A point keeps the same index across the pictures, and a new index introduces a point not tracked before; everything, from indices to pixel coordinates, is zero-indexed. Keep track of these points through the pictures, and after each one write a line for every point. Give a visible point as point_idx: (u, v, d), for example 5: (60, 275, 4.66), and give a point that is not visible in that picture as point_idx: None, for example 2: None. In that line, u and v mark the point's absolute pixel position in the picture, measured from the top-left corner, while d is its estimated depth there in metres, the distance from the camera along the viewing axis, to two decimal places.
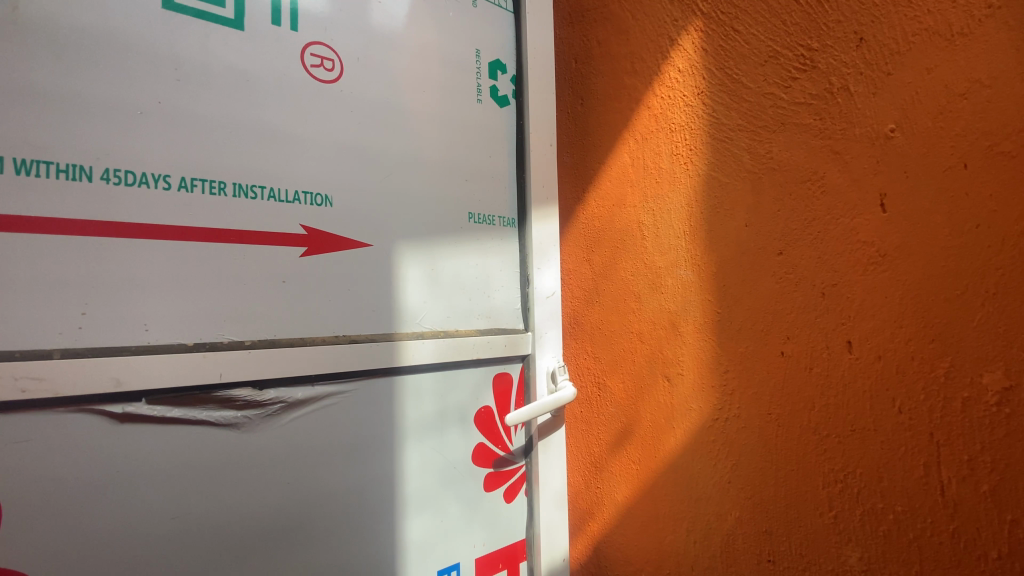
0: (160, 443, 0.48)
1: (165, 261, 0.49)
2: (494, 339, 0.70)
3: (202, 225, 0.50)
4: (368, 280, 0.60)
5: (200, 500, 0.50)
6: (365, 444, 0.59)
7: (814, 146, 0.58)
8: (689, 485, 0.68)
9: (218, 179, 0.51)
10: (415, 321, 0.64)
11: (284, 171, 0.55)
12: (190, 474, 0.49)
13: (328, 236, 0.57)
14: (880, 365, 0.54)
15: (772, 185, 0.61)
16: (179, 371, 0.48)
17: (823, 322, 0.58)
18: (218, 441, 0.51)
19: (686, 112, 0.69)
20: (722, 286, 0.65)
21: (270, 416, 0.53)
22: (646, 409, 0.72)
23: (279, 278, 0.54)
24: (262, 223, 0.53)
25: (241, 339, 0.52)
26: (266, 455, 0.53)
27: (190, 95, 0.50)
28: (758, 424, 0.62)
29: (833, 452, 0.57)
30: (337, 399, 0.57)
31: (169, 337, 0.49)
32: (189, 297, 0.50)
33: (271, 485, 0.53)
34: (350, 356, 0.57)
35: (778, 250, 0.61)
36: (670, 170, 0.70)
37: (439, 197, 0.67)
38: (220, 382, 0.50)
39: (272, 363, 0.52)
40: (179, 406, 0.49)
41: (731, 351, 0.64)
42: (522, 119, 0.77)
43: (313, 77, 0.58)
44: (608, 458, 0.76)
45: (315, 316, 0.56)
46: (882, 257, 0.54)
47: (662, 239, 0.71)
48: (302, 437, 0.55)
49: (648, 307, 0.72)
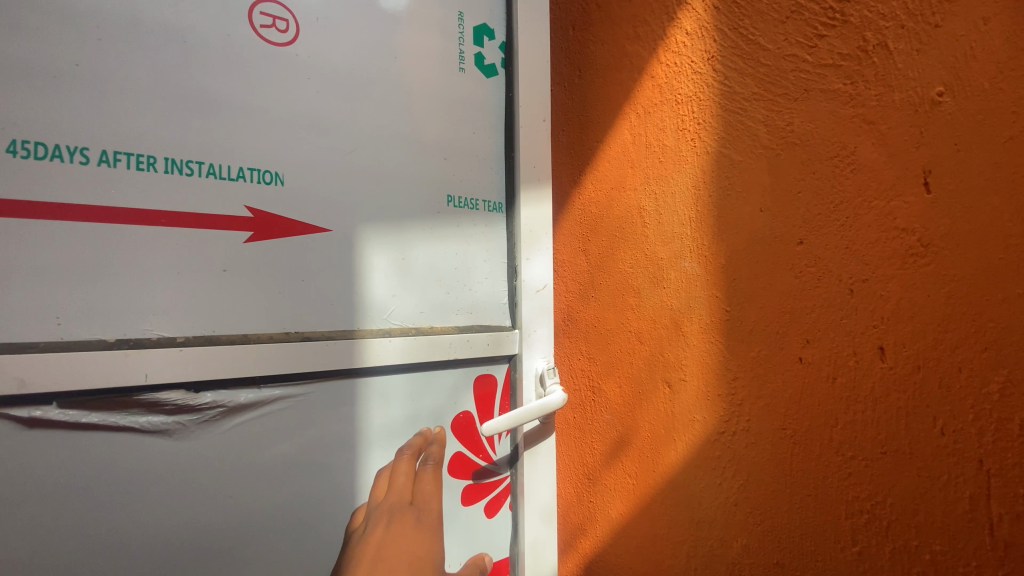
0: (75, 452, 0.43)
1: (82, 245, 0.43)
2: (474, 338, 0.63)
3: (127, 205, 0.44)
4: (325, 270, 0.53)
5: (124, 515, 0.44)
6: (321, 453, 0.53)
7: (843, 116, 0.50)
8: (691, 505, 0.60)
9: (146, 152, 0.45)
10: (381, 316, 0.57)
11: (227, 144, 0.48)
12: (112, 486, 0.44)
13: (278, 219, 0.51)
14: (919, 376, 0.45)
15: (793, 163, 0.53)
16: (96, 372, 0.42)
17: (851, 324, 0.49)
18: (145, 450, 0.45)
19: (694, 80, 0.60)
20: (732, 280, 0.57)
21: (207, 422, 0.47)
22: (644, 417, 0.64)
23: (218, 266, 0.48)
24: (198, 204, 0.47)
25: (173, 335, 0.46)
26: (201, 467, 0.47)
27: (114, 57, 0.44)
28: (771, 440, 0.54)
29: (860, 477, 0.48)
30: (288, 403, 0.51)
31: (86, 332, 0.43)
32: (112, 288, 0.44)
33: (209, 500, 0.47)
34: (301, 355, 0.50)
35: (800, 239, 0.52)
36: (676, 148, 0.62)
37: (413, 178, 0.60)
38: (146, 383, 0.44)
39: (207, 364, 0.46)
40: (98, 410, 0.43)
41: (742, 355, 0.56)
42: (510, 92, 0.69)
43: (263, 40, 0.51)
44: (602, 470, 0.69)
45: (261, 310, 0.49)
46: (924, 247, 0.45)
47: (665, 226, 0.62)
48: (246, 446, 0.49)
49: (648, 303, 0.64)
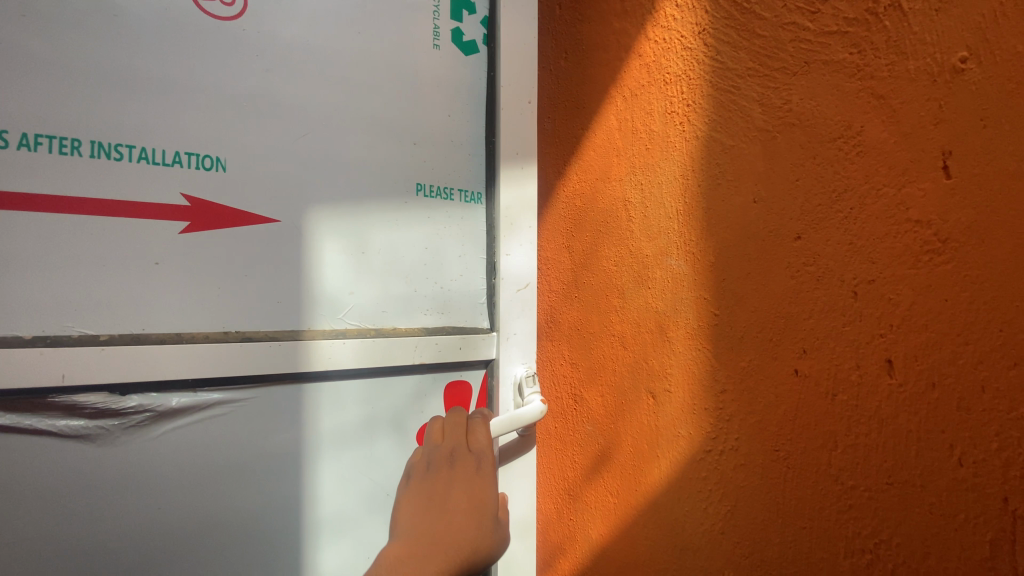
0: None
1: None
2: (444, 343, 0.59)
3: (48, 192, 0.42)
4: (271, 266, 0.50)
5: (41, 522, 0.43)
6: (264, 464, 0.50)
7: (848, 91, 0.43)
8: (674, 530, 0.53)
9: (69, 136, 0.42)
10: (335, 316, 0.53)
11: (163, 127, 0.45)
12: (30, 491, 0.42)
13: (219, 209, 0.47)
14: (934, 395, 0.38)
15: (790, 146, 0.46)
16: (11, 371, 0.40)
17: (854, 332, 0.42)
18: (69, 452, 0.43)
19: (684, 57, 0.54)
20: (721, 280, 0.50)
21: (134, 427, 0.45)
22: (627, 431, 0.58)
23: (151, 260, 0.45)
24: (130, 191, 0.44)
25: (96, 334, 0.43)
26: (127, 474, 0.45)
27: (36, 33, 0.41)
28: (762, 463, 0.47)
29: (862, 512, 0.41)
30: (228, 409, 0.48)
31: (2, 328, 0.41)
32: (33, 279, 0.42)
33: (135, 508, 0.45)
34: (241, 359, 0.48)
35: (797, 233, 0.45)
36: (663, 133, 0.56)
37: (375, 168, 0.56)
38: (63, 384, 0.42)
39: (134, 364, 0.44)
40: (13, 412, 0.41)
41: (731, 364, 0.49)
42: (489, 75, 0.64)
43: (205, 14, 0.47)
44: (583, 486, 0.63)
45: (197, 308, 0.47)
46: (941, 244, 0.38)
47: (651, 220, 0.56)
48: (179, 451, 0.47)
49: (633, 305, 0.58)
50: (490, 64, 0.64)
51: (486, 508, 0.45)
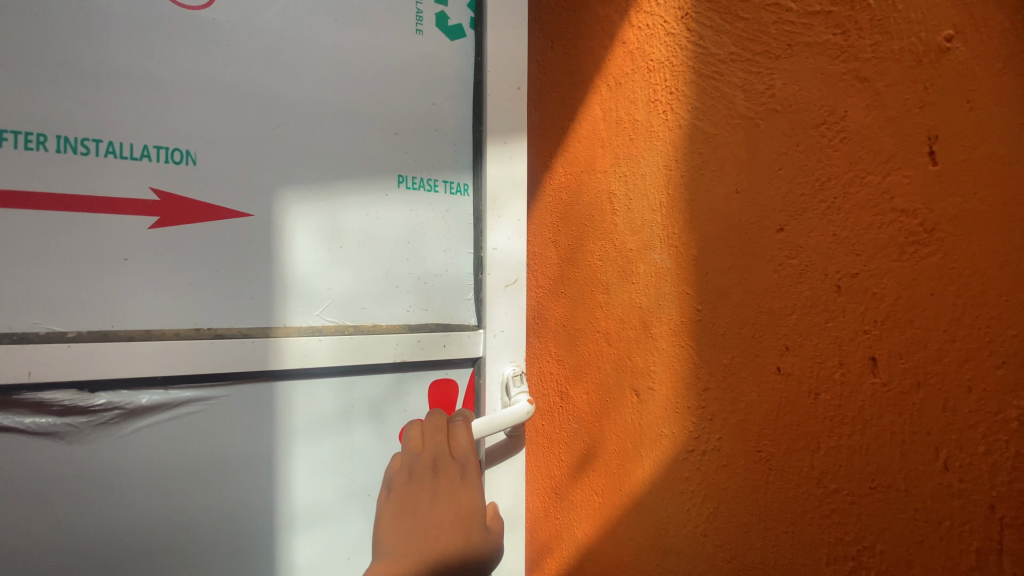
0: None
1: None
2: (430, 340, 0.61)
3: (18, 188, 0.45)
4: (246, 262, 0.52)
5: (14, 510, 0.46)
6: (240, 459, 0.53)
7: (832, 74, 0.40)
8: (659, 532, 0.52)
9: (35, 130, 0.46)
10: (311, 312, 0.55)
11: (137, 126, 0.49)
12: (5, 481, 0.46)
13: (184, 202, 0.50)
14: (920, 395, 0.36)
15: (773, 132, 0.44)
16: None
17: (838, 329, 0.40)
18: (37, 445, 0.47)
19: (666, 44, 0.52)
20: (704, 274, 0.49)
21: (102, 424, 0.48)
22: (611, 429, 0.57)
23: (120, 256, 0.48)
24: (102, 188, 0.48)
25: (63, 331, 0.47)
26: (96, 466, 0.49)
27: (6, 32, 0.45)
28: (744, 464, 0.45)
29: (844, 516, 0.39)
30: (202, 407, 0.51)
31: None
32: (15, 268, 0.46)
33: (104, 499, 0.49)
34: (216, 354, 0.51)
35: (780, 225, 0.43)
36: (646, 123, 0.54)
37: (350, 167, 0.57)
38: (29, 380, 0.45)
39: (97, 363, 0.47)
40: None
41: (715, 362, 0.47)
42: (469, 67, 0.64)
43: (175, 3, 0.50)
44: (569, 485, 0.62)
45: (167, 305, 0.50)
46: (928, 235, 0.36)
47: (635, 213, 0.55)
48: (147, 443, 0.50)
49: (616, 300, 0.57)
50: (477, 49, 0.64)
51: (472, 514, 0.48)
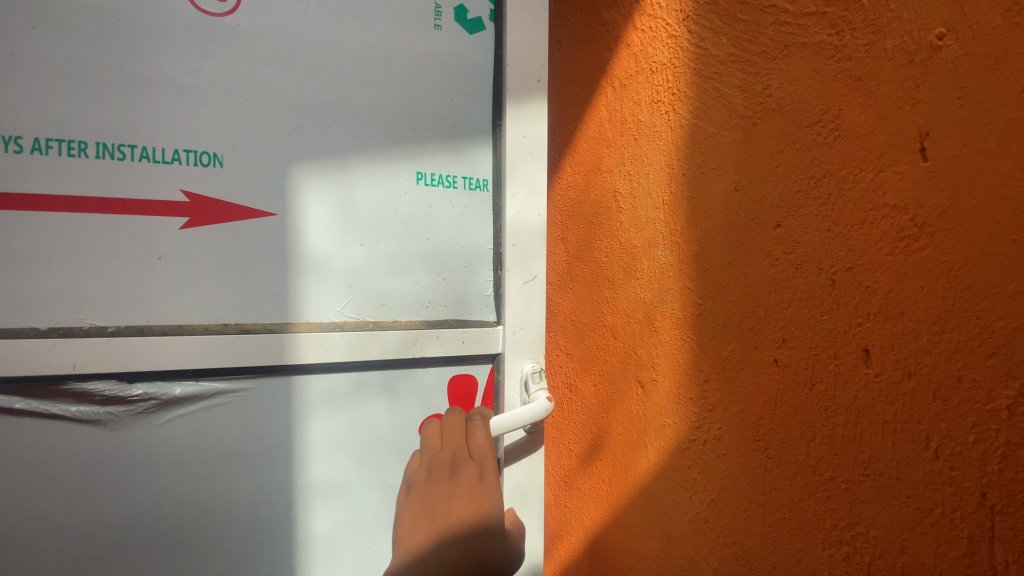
0: (12, 435, 0.48)
1: (18, 234, 0.47)
2: (447, 334, 0.62)
3: (61, 193, 0.48)
4: (269, 261, 0.54)
5: (59, 496, 0.49)
6: (266, 452, 0.55)
7: (826, 74, 0.42)
8: (663, 519, 0.54)
9: (77, 138, 0.48)
10: (330, 309, 0.57)
11: (158, 127, 0.50)
12: (52, 468, 0.49)
13: (214, 203, 0.52)
14: (910, 385, 0.37)
15: (771, 131, 0.45)
16: (28, 359, 0.47)
17: (832, 321, 0.41)
18: (81, 433, 0.50)
19: (668, 46, 0.53)
20: (705, 270, 0.50)
21: (140, 413, 0.51)
22: (617, 420, 0.59)
23: (154, 255, 0.51)
24: (130, 191, 0.50)
25: (103, 325, 0.50)
26: (135, 454, 0.51)
27: (46, 42, 0.47)
28: (743, 453, 0.47)
29: (839, 503, 0.41)
30: (231, 399, 0.54)
31: (23, 320, 0.48)
32: (50, 268, 0.48)
33: (141, 486, 0.52)
34: (240, 348, 0.53)
35: (776, 221, 0.45)
36: (650, 123, 0.55)
37: (370, 166, 0.58)
38: (74, 372, 0.48)
39: (136, 355, 0.50)
40: (31, 397, 0.48)
41: (714, 355, 0.49)
42: (486, 62, 0.64)
43: (198, 9, 0.51)
44: (578, 474, 0.64)
45: (199, 302, 0.52)
46: (919, 229, 0.37)
47: (639, 211, 0.56)
48: (177, 433, 0.52)
49: (621, 295, 0.58)
50: (498, 41, 0.64)
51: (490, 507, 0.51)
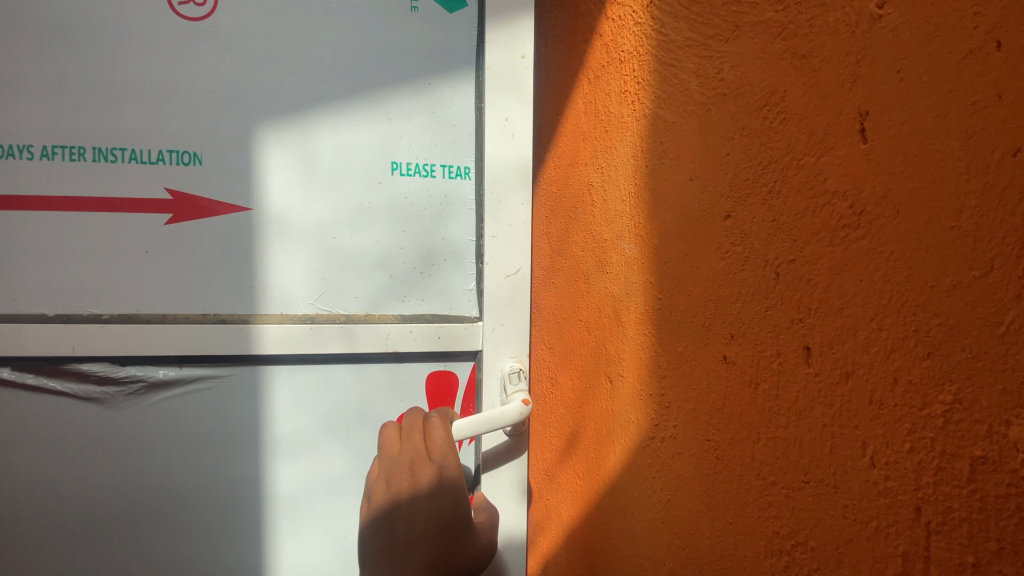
0: (31, 406, 0.59)
1: (34, 236, 0.57)
2: (418, 333, 0.64)
3: (68, 193, 0.57)
4: (248, 257, 0.61)
5: (63, 457, 0.59)
6: (241, 432, 0.62)
7: (772, 54, 0.39)
8: (627, 516, 0.53)
9: (76, 146, 0.57)
10: (306, 301, 0.62)
11: (158, 131, 0.59)
12: (59, 434, 0.59)
13: (194, 200, 0.59)
14: (848, 386, 0.34)
15: (723, 118, 0.43)
16: (37, 340, 0.58)
17: (777, 317, 0.39)
18: (82, 406, 0.59)
19: (635, 34, 0.52)
20: (664, 264, 0.49)
21: (129, 393, 0.60)
22: (590, 415, 0.59)
23: (142, 249, 0.59)
24: (130, 189, 0.58)
25: (100, 313, 0.59)
26: (127, 426, 0.60)
27: (57, 64, 0.57)
28: (695, 453, 0.45)
29: (781, 510, 0.38)
30: (206, 385, 0.61)
31: (35, 305, 0.58)
32: (60, 262, 0.58)
33: (131, 454, 0.60)
34: (213, 336, 0.59)
35: (727, 212, 0.43)
36: (619, 114, 0.54)
37: (346, 165, 0.62)
38: (73, 354, 0.58)
39: (122, 339, 0.59)
40: (39, 373, 0.59)
41: (671, 350, 0.48)
42: (468, 44, 0.65)
43: (180, 16, 0.58)
44: (558, 468, 0.64)
45: (184, 293, 0.60)
46: (858, 217, 0.34)
47: (610, 204, 0.56)
48: (165, 411, 0.60)
49: (594, 289, 0.58)
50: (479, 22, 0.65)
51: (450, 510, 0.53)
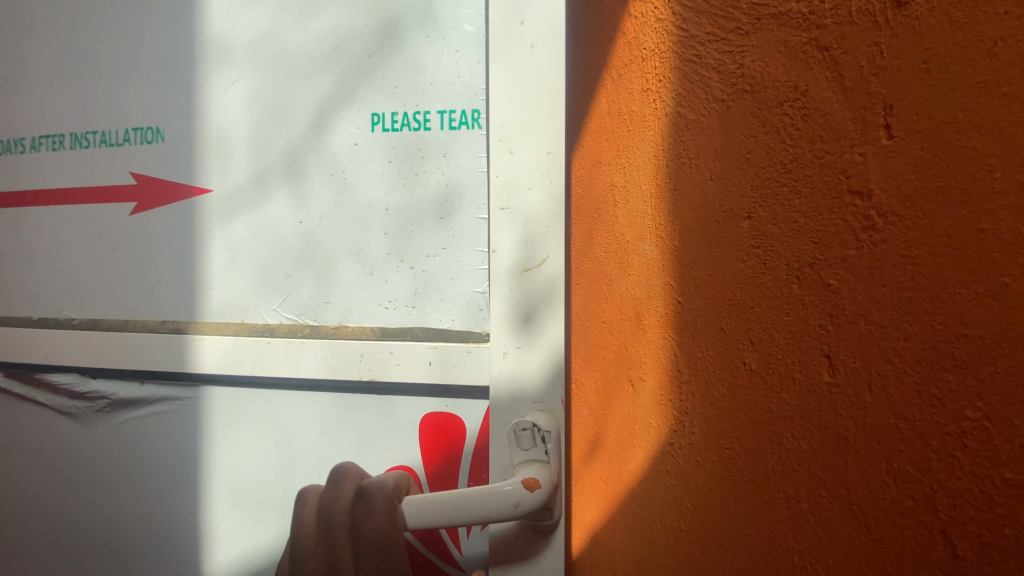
0: (29, 411, 0.94)
1: (60, 273, 0.89)
2: (416, 358, 0.72)
3: (104, 180, 0.85)
4: (235, 284, 0.80)
5: (72, 474, 0.93)
6: (172, 460, 0.86)
7: (792, 47, 0.37)
8: (647, 523, 0.52)
9: (60, 133, 0.88)
10: (313, 314, 0.77)
11: (185, 117, 0.80)
12: (60, 448, 0.93)
13: (170, 185, 0.82)
14: (870, 399, 0.32)
15: (743, 115, 0.41)
16: (24, 351, 0.90)
17: (797, 323, 0.37)
18: (72, 424, 0.91)
19: (656, 30, 0.51)
20: (685, 266, 0.47)
21: (103, 410, 0.89)
22: (613, 419, 0.58)
23: (115, 248, 0.85)
24: (144, 172, 0.83)
25: (141, 324, 0.84)
26: (106, 454, 0.90)
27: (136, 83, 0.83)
28: (713, 461, 0.44)
29: (800, 526, 0.36)
30: (153, 409, 0.86)
31: (86, 312, 0.87)
32: (110, 291, 0.86)
33: (111, 481, 0.90)
34: (161, 354, 0.82)
35: (746, 213, 0.41)
36: (641, 113, 0.53)
37: (304, 25, 0.75)
38: (46, 360, 0.89)
39: (82, 356, 0.87)
40: (24, 385, 0.94)
41: (691, 355, 0.47)
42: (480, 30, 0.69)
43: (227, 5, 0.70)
44: (582, 470, 0.64)
45: (144, 314, 0.84)
46: (880, 218, 0.31)
47: (632, 204, 0.55)
48: (133, 419, 0.88)
49: (617, 291, 0.57)
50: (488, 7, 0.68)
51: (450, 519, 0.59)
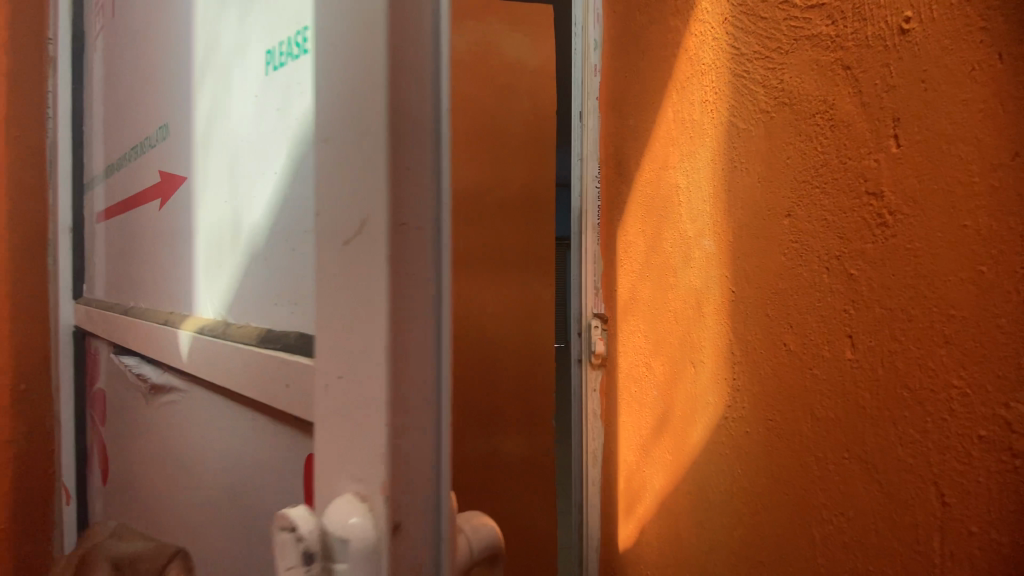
0: (115, 391, 0.84)
1: (127, 266, 0.81)
2: (272, 381, 0.42)
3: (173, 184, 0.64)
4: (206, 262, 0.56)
5: (118, 447, 0.84)
6: (173, 461, 0.65)
7: (822, 65, 0.42)
8: (706, 486, 0.58)
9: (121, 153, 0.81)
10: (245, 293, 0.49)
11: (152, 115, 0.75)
12: (121, 427, 0.83)
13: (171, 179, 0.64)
14: (881, 372, 0.37)
15: (784, 124, 0.47)
16: (94, 320, 0.88)
17: (825, 308, 0.42)
18: (131, 405, 0.79)
19: (713, 48, 0.57)
20: (737, 259, 0.53)
21: (144, 392, 0.73)
22: (678, 397, 0.64)
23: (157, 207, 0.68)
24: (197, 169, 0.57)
25: (167, 307, 0.67)
26: (144, 446, 0.74)
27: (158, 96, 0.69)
28: (760, 431, 0.50)
29: (829, 483, 0.42)
30: (211, 408, 0.56)
31: (138, 281, 0.78)
32: (139, 273, 0.77)
33: (125, 461, 0.80)
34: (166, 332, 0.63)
35: (786, 212, 0.46)
36: (700, 121, 0.59)
37: None
38: (116, 336, 0.79)
39: (116, 323, 0.79)
40: (111, 358, 0.86)
41: (742, 338, 0.52)
42: None
43: None
44: (652, 444, 0.70)
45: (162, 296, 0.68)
46: (889, 214, 0.36)
47: (694, 203, 0.61)
48: (159, 414, 0.68)
49: (682, 283, 0.63)
50: None
51: None
